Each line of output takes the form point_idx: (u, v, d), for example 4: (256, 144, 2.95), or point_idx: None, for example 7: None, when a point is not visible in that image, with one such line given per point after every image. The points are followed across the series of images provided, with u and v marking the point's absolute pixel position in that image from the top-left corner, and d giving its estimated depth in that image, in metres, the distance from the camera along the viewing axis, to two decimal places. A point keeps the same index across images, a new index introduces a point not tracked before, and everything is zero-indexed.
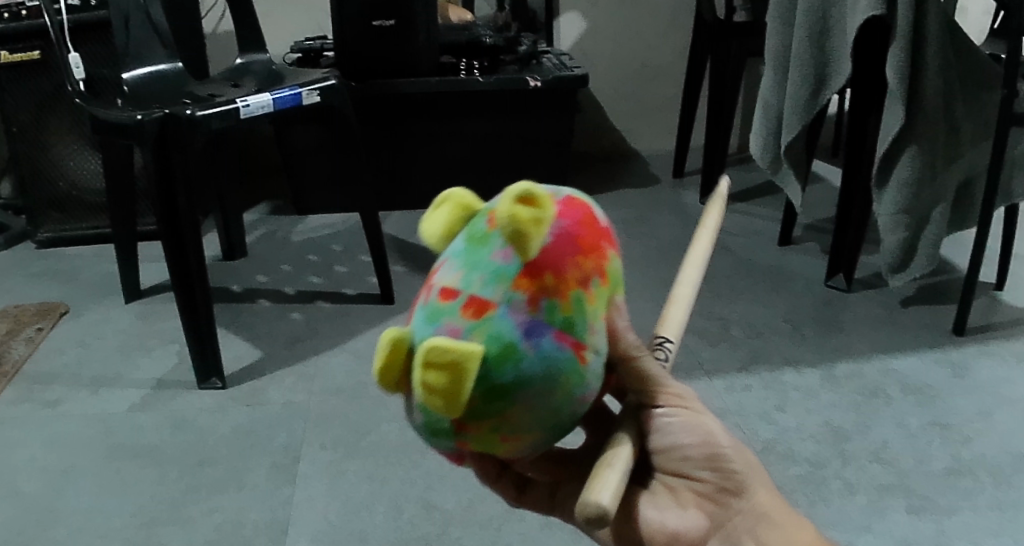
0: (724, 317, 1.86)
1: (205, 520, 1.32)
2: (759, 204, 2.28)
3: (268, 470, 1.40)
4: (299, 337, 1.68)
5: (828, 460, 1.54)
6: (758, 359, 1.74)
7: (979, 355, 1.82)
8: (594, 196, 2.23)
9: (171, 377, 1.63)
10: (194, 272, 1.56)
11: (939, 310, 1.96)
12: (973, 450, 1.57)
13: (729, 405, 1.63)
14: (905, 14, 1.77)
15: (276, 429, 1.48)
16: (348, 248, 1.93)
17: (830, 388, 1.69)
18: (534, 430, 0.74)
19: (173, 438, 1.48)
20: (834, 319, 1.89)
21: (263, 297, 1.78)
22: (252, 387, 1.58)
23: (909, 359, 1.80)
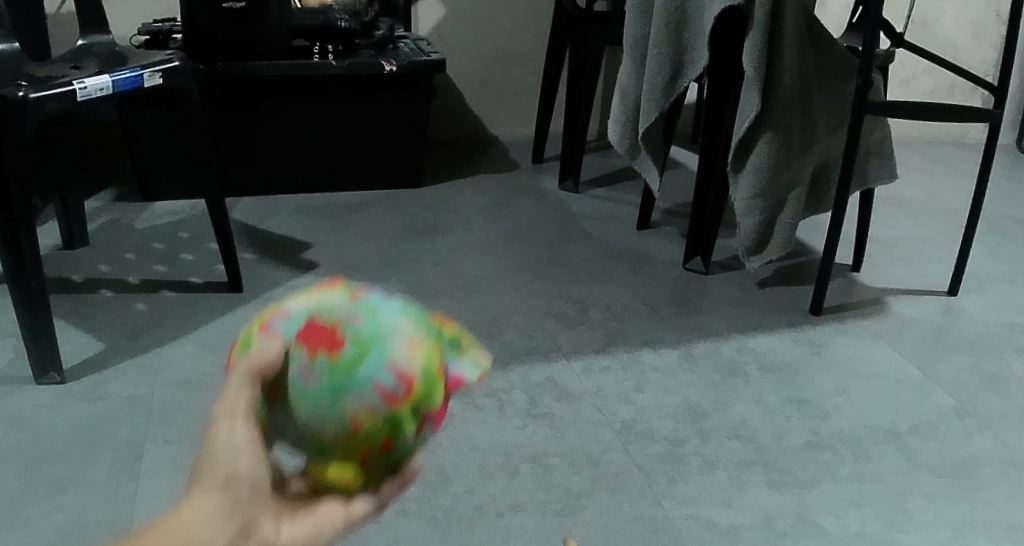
0: (583, 300, 1.84)
1: (43, 521, 1.26)
2: (621, 189, 2.31)
3: (110, 468, 1.35)
4: (144, 328, 1.61)
5: (687, 438, 1.56)
6: (616, 340, 1.75)
7: (835, 334, 1.89)
8: (456, 183, 2.23)
9: (5, 373, 1.54)
10: (27, 259, 1.48)
11: (791, 290, 2.02)
12: (831, 425, 1.63)
13: (587, 387, 1.63)
14: (763, 5, 1.81)
15: (118, 425, 1.42)
16: (197, 236, 1.86)
17: (687, 368, 1.72)
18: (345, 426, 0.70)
19: (7, 437, 1.40)
20: (692, 300, 1.92)
21: (106, 287, 1.70)
22: (92, 381, 1.51)
23: (768, 339, 1.85)
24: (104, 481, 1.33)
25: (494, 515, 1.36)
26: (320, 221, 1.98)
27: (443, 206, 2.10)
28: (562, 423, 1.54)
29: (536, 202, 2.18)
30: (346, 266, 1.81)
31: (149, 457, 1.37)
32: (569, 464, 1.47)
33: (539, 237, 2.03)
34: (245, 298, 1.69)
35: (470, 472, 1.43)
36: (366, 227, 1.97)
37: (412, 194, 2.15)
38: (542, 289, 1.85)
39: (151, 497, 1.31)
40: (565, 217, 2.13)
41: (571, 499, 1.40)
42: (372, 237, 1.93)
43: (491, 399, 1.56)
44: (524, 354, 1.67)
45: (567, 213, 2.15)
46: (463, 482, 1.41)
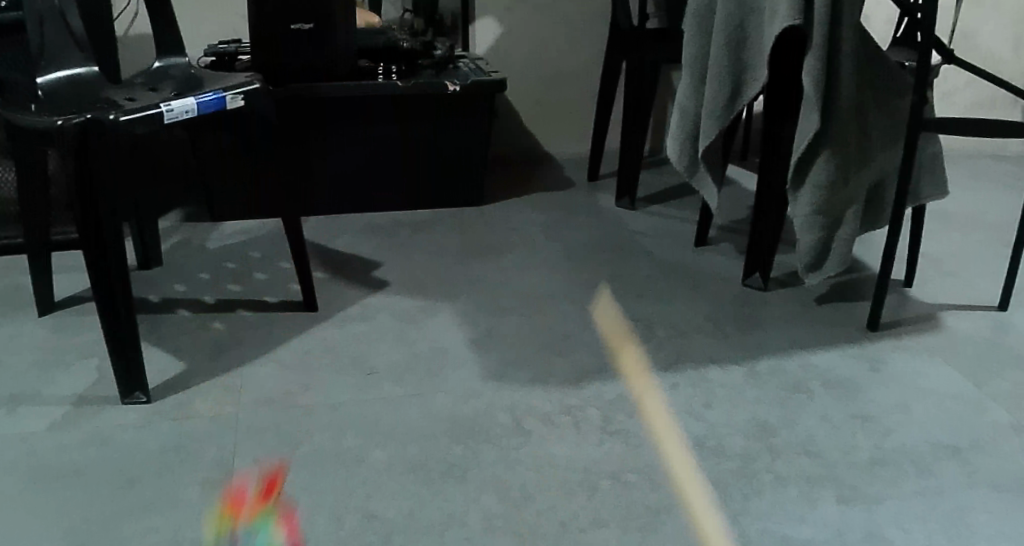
0: (647, 316, 1.87)
1: (141, 540, 1.29)
2: (676, 204, 2.33)
3: (201, 486, 1.38)
4: (224, 347, 1.65)
5: (758, 454, 1.56)
6: (683, 358, 1.76)
7: (893, 350, 1.91)
8: (513, 201, 2.27)
9: (93, 393, 1.57)
10: (117, 284, 1.51)
11: (848, 306, 2.04)
12: (894, 441, 1.64)
13: (658, 403, 1.63)
14: (820, 25, 1.83)
15: (207, 443, 1.46)
16: (263, 257, 1.89)
17: (754, 384, 1.73)
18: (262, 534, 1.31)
19: (98, 456, 1.44)
20: (752, 317, 1.94)
21: (182, 307, 1.74)
22: (177, 400, 1.54)
23: (827, 354, 1.87)
24: (196, 500, 1.36)
25: (577, 531, 1.36)
26: (383, 240, 2.02)
27: (502, 226, 2.13)
28: (635, 438, 1.55)
29: (592, 219, 2.20)
30: (414, 284, 1.85)
31: (239, 475, 1.41)
32: (646, 481, 1.47)
33: (599, 255, 2.05)
34: (320, 317, 1.73)
35: (552, 487, 1.43)
36: (430, 247, 2.00)
37: (471, 212, 2.19)
38: (606, 307, 1.87)
39: (243, 516, 1.34)
40: (621, 234, 2.15)
41: (650, 515, 1.41)
42: (432, 259, 1.95)
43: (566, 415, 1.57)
44: (596, 370, 1.69)
45: (624, 230, 2.17)
46: (545, 498, 1.41)
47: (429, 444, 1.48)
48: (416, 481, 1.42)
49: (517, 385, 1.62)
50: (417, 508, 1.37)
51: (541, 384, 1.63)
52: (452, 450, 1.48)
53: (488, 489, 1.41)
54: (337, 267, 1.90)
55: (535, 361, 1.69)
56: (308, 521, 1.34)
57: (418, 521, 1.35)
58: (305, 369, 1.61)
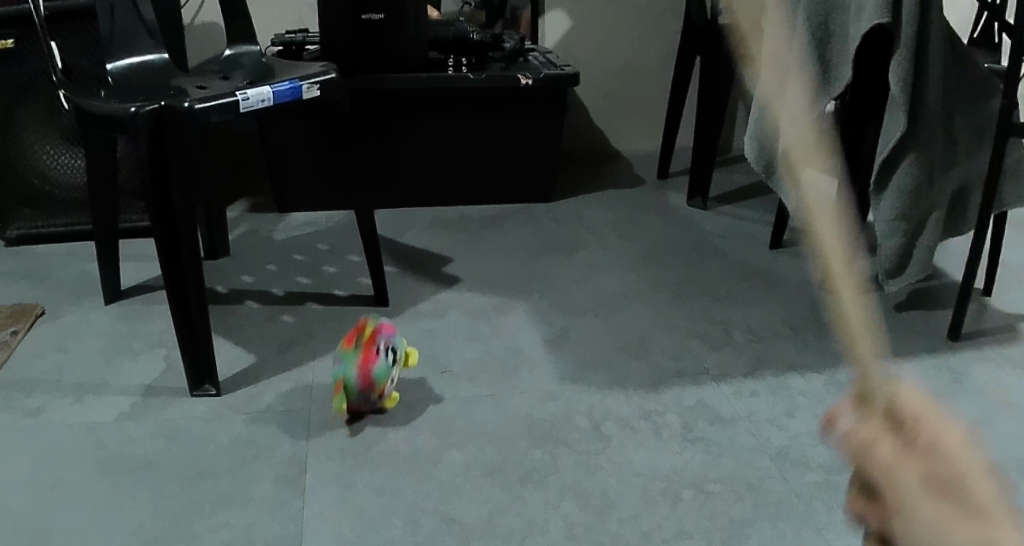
0: (724, 320, 1.82)
1: (212, 537, 1.25)
2: (747, 205, 2.28)
3: (274, 483, 1.34)
4: (294, 341, 1.62)
5: (842, 466, 1.49)
6: (762, 364, 1.71)
7: (975, 360, 1.83)
8: (580, 198, 2.24)
9: (162, 384, 1.54)
10: (189, 275, 1.48)
11: (924, 315, 1.95)
12: None
13: (738, 411, 1.58)
14: (909, 24, 1.77)
15: (279, 438, 1.42)
16: (332, 256, 1.86)
17: (836, 393, 1.66)
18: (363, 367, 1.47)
19: (168, 449, 1.40)
20: None
21: (251, 299, 1.72)
22: (248, 393, 1.51)
23: (907, 365, 1.80)
24: (269, 498, 1.32)
25: (660, 542, 1.30)
26: (452, 236, 2.01)
27: (571, 224, 2.10)
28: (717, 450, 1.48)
29: (663, 220, 2.16)
30: (485, 282, 1.84)
31: (312, 472, 1.37)
32: (729, 491, 1.41)
33: (670, 257, 2.01)
34: (392, 312, 1.71)
35: (635, 496, 1.38)
36: (502, 242, 1.99)
37: (539, 208, 2.15)
38: (680, 310, 1.83)
39: (318, 516, 1.30)
40: (694, 235, 2.11)
41: (733, 528, 1.34)
42: (498, 261, 1.93)
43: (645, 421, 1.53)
44: (673, 376, 1.64)
45: (697, 230, 2.13)
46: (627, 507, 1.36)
47: (506, 447, 1.45)
48: (494, 486, 1.37)
49: (593, 389, 1.58)
50: (496, 513, 1.32)
51: (619, 388, 1.59)
52: (529, 455, 1.43)
53: (568, 496, 1.37)
54: (406, 262, 1.89)
55: (609, 365, 1.64)
56: (386, 523, 1.30)
57: (497, 528, 1.30)
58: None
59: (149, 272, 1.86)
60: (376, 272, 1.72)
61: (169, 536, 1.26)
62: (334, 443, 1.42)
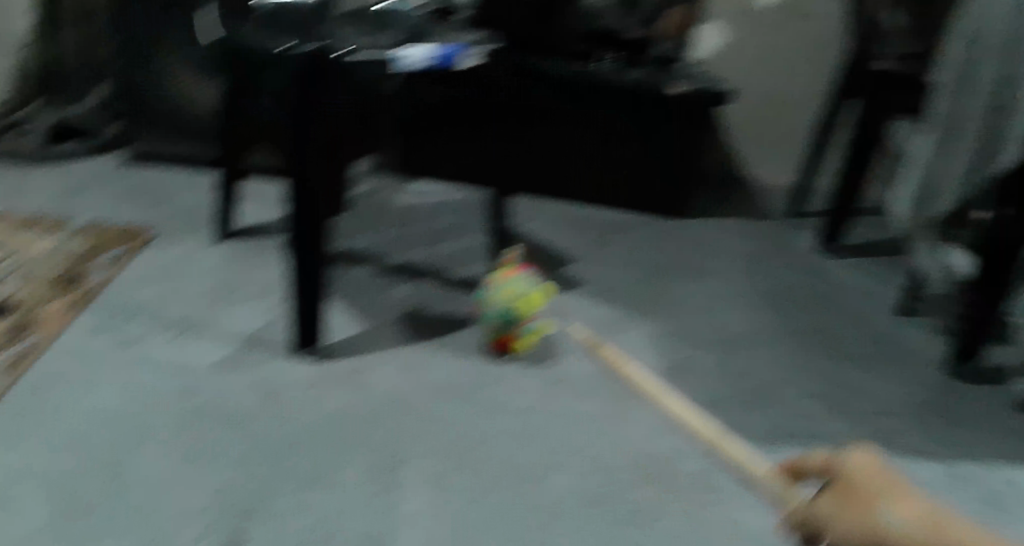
0: (862, 384, 1.62)
1: (293, 519, 1.16)
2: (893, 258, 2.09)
3: (367, 469, 1.25)
4: (407, 321, 1.53)
5: None
6: (904, 433, 1.51)
7: None
8: (710, 224, 2.12)
9: (266, 337, 1.46)
10: (318, 229, 1.38)
11: None
12: None
13: None
14: None
15: (381, 422, 1.32)
16: (454, 237, 1.76)
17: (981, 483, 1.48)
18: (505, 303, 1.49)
19: (261, 409, 1.31)
20: None
21: (365, 265, 1.64)
22: (351, 367, 1.41)
23: None
24: (360, 486, 1.22)
25: None
26: (574, 238, 1.91)
27: (704, 251, 1.97)
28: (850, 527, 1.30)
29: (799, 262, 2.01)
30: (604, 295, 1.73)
31: (408, 467, 1.26)
32: None
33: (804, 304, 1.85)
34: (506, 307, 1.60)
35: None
36: (624, 255, 1.88)
37: (670, 225, 2.02)
38: (811, 359, 1.67)
39: (408, 517, 1.19)
40: (830, 285, 1.95)
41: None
42: (617, 280, 1.81)
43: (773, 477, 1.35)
44: (798, 433, 1.47)
45: (831, 279, 1.98)
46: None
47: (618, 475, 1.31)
48: (599, 519, 1.24)
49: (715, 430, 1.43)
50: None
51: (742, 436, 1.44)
52: (637, 492, 1.29)
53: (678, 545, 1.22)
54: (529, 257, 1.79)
55: (730, 413, 1.50)
56: (478, 540, 1.18)
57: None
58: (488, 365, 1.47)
59: (265, 215, 1.79)
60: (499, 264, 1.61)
61: (250, 506, 1.17)
62: (437, 440, 1.31)
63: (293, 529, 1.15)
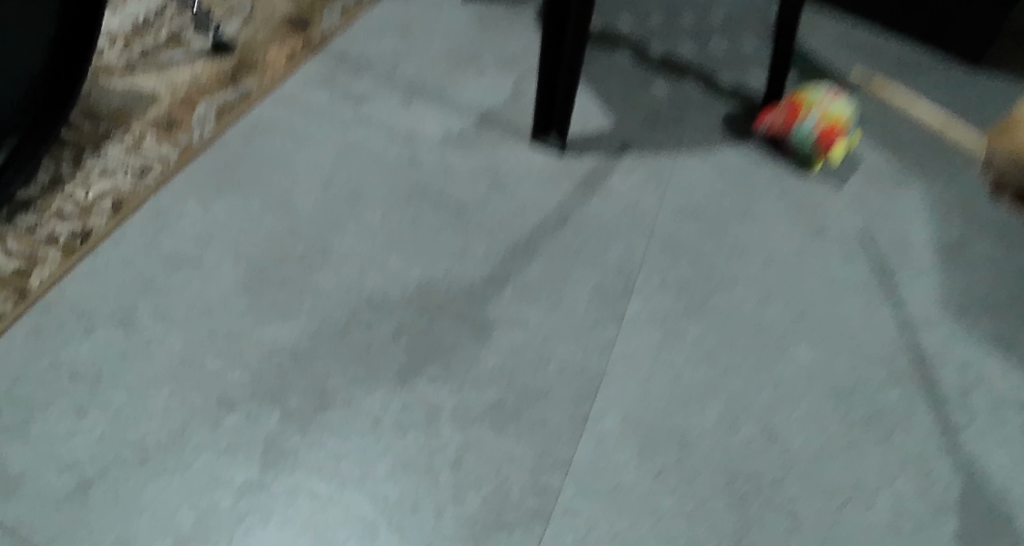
0: None
1: (499, 337, 1.03)
2: None
3: (592, 293, 1.06)
4: (671, 113, 1.25)
5: None
6: None
7: None
8: None
9: (503, 111, 1.23)
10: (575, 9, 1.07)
11: None
12: None
13: None
14: None
15: (615, 236, 1.11)
16: (736, 15, 1.40)
17: None
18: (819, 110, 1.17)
19: (484, 200, 1.13)
20: None
21: (629, 37, 1.35)
22: (593, 166, 1.17)
23: None
24: (577, 312, 1.05)
25: None
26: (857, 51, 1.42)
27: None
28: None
29: None
30: None
31: (639, 297, 1.06)
32: None
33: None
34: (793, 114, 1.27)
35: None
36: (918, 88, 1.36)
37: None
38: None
39: (622, 361, 1.02)
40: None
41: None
42: None
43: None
44: None
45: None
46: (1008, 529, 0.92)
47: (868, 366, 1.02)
48: (835, 417, 0.98)
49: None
50: (825, 456, 0.95)
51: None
52: (884, 394, 1.00)
53: (925, 474, 0.95)
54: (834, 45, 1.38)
55: None
56: (698, 405, 0.98)
57: (823, 475, 0.94)
58: (752, 184, 1.17)
59: None
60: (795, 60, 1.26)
61: (451, 316, 1.04)
62: (678, 272, 1.08)
63: (494, 355, 1.01)
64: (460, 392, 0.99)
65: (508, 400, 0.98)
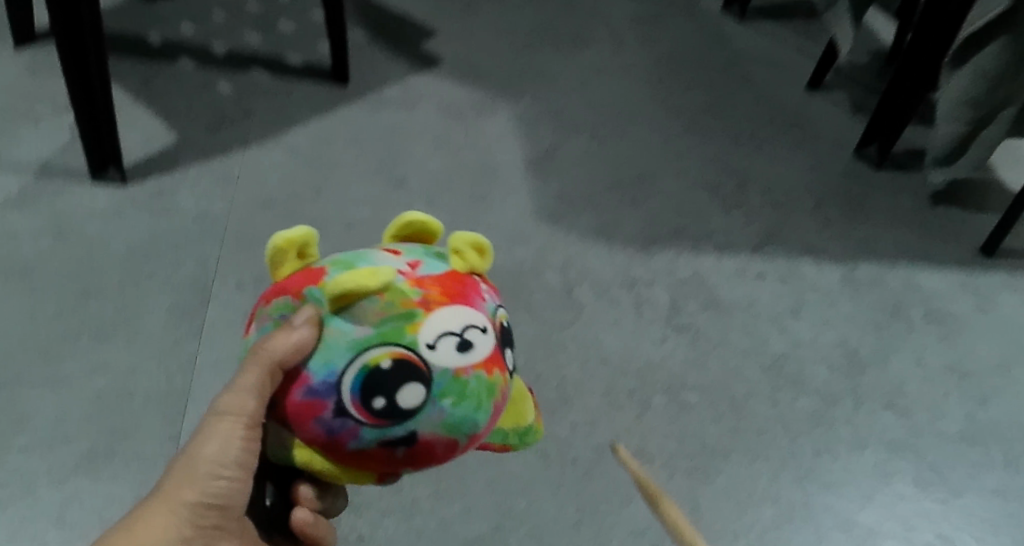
0: (742, 172, 1.52)
1: (85, 384, 1.04)
2: (794, 22, 1.88)
3: (168, 315, 1.10)
4: (223, 117, 1.36)
5: (840, 396, 1.24)
6: (775, 239, 1.42)
7: (1006, 283, 1.45)
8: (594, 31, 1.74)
9: (57, 158, 1.26)
10: (99, 90, 1.18)
11: (976, 211, 1.58)
12: (991, 414, 1.26)
13: (739, 298, 1.31)
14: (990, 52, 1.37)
15: (187, 254, 1.17)
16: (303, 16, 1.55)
17: (850, 296, 1.37)
18: (363, 360, 0.67)
19: (52, 252, 1.15)
20: (860, 199, 1.55)
21: (187, 52, 1.44)
22: (157, 186, 1.24)
23: (937, 275, 1.44)
24: (157, 334, 1.08)
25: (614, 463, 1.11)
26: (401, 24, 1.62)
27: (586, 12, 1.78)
28: (703, 346, 1.24)
29: (693, 20, 1.83)
30: (468, 70, 1.56)
31: (217, 304, 1.12)
32: (707, 407, 1.18)
33: (680, 73, 1.69)
34: (347, 95, 1.45)
35: (595, 396, 1.16)
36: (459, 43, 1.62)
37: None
38: (691, 150, 1.53)
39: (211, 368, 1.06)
40: (724, 56, 1.76)
41: (704, 457, 1.13)
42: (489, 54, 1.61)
43: (632, 245, 1.34)
44: (668, 236, 1.37)
45: (727, 46, 1.78)
46: (581, 405, 1.15)
47: None
48: None
49: (575, 240, 1.32)
50: None
51: (596, 240, 1.33)
52: None
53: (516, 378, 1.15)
54: (380, 27, 1.60)
55: (607, 210, 1.38)
56: None
57: None
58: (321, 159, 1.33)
59: None
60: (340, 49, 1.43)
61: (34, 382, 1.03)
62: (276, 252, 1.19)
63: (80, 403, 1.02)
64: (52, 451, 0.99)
65: (101, 445, 0.99)
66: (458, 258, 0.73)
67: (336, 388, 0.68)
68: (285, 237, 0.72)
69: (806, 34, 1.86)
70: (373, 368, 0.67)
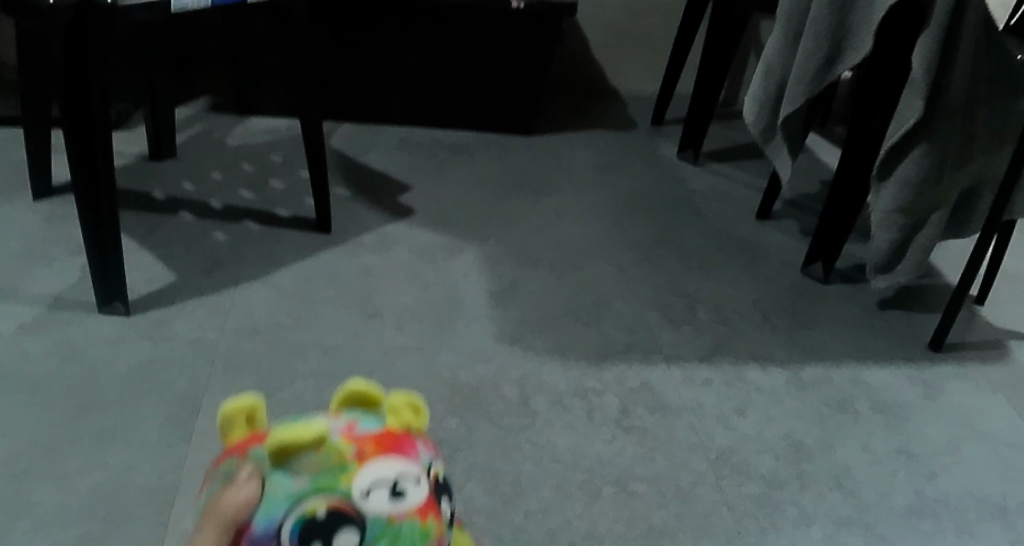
0: (691, 293, 1.67)
1: (84, 479, 1.17)
2: (740, 166, 2.09)
3: (162, 424, 1.25)
4: (219, 264, 1.55)
5: (786, 479, 1.33)
6: (722, 349, 1.55)
7: (951, 377, 1.55)
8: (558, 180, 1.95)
9: (72, 296, 1.46)
10: (107, 220, 1.37)
11: (919, 317, 1.70)
12: (937, 490, 1.34)
13: (686, 401, 1.43)
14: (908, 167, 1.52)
15: (181, 374, 1.33)
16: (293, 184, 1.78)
17: (796, 394, 1.48)
18: (301, 509, 0.77)
19: (60, 370, 1.32)
20: (806, 310, 1.68)
21: (187, 209, 1.67)
22: (157, 317, 1.42)
23: (881, 373, 1.55)
24: (151, 440, 1.22)
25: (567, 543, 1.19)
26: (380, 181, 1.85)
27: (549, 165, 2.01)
28: (650, 443, 1.35)
29: (647, 167, 2.04)
30: (439, 216, 1.76)
31: (204, 416, 1.27)
32: (655, 494, 1.28)
33: (636, 211, 1.88)
34: (330, 240, 1.65)
35: (548, 488, 1.26)
36: (432, 194, 1.84)
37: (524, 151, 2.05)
38: (646, 277, 1.69)
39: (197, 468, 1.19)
40: (676, 195, 1.96)
41: (651, 536, 1.22)
42: (459, 202, 1.82)
43: (586, 359, 1.48)
44: (620, 351, 1.50)
45: (680, 188, 1.98)
46: (536, 495, 1.25)
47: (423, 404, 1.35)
48: None
49: (532, 356, 1.47)
50: None
51: (552, 356, 1.47)
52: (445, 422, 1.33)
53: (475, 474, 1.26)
54: (361, 185, 1.82)
55: (562, 329, 1.53)
56: None
57: None
58: (305, 295, 1.51)
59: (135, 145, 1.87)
60: (323, 202, 1.64)
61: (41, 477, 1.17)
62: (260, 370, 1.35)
63: (79, 495, 1.15)
64: (50, 531, 1.11)
65: (95, 529, 1.11)
66: (394, 417, 0.86)
67: (276, 536, 0.77)
68: (234, 404, 0.85)
69: (752, 174, 2.06)
70: (310, 518, 0.77)
